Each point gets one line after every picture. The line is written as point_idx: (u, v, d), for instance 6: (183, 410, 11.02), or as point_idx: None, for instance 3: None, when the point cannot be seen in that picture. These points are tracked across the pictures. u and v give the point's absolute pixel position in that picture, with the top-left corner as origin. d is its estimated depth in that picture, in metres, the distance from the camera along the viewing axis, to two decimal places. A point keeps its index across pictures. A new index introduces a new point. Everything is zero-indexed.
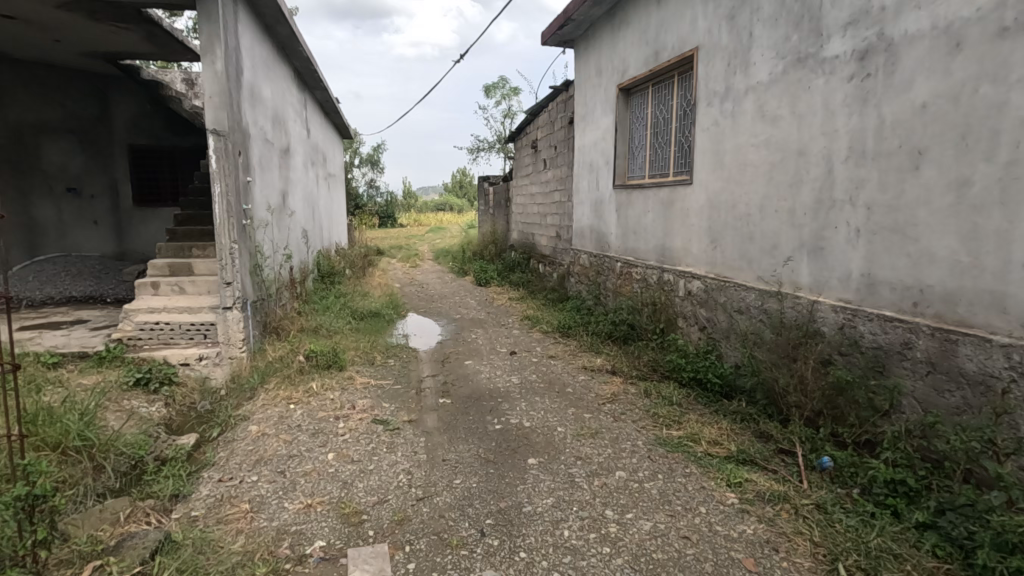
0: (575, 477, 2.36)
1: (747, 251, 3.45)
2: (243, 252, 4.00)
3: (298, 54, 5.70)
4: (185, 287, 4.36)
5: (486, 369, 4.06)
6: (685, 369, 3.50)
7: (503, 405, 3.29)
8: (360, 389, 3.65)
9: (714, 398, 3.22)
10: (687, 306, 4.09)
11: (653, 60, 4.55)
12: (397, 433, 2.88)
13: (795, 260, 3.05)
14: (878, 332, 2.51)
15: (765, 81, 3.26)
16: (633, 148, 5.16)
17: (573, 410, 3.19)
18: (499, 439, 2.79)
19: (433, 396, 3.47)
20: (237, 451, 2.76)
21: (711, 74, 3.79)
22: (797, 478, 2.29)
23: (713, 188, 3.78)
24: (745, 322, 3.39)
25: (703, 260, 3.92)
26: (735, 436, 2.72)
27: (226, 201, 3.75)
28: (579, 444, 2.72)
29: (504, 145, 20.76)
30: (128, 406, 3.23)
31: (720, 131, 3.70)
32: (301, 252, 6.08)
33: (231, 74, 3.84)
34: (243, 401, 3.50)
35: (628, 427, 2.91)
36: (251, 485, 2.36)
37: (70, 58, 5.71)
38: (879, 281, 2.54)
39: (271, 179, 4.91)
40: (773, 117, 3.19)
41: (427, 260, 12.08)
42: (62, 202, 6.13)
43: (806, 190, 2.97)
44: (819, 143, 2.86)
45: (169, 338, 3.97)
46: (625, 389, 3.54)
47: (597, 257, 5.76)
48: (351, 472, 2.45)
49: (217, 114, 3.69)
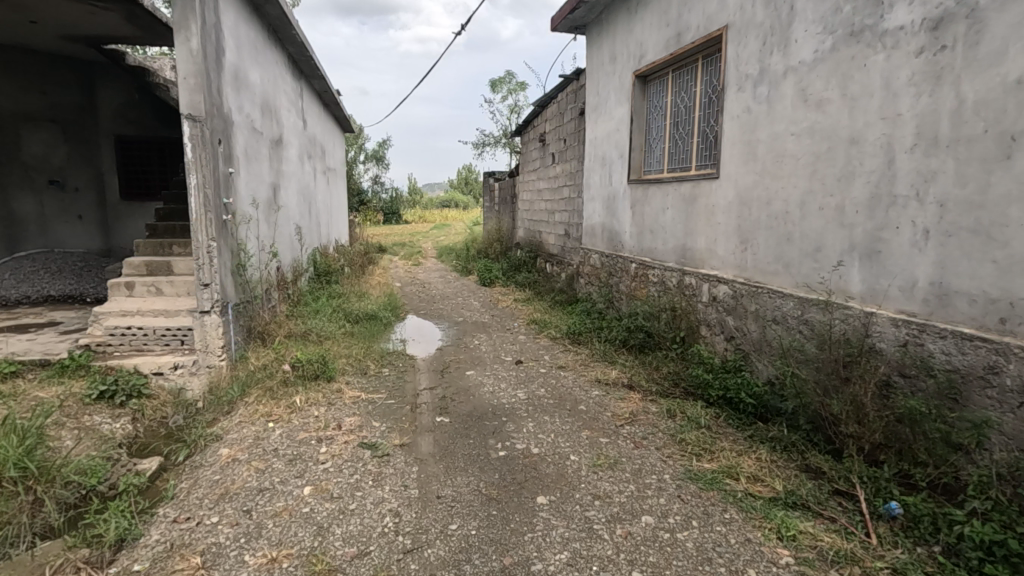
0: (593, 524, 1.99)
1: (784, 253, 3.06)
2: (222, 250, 3.63)
3: (292, 39, 5.32)
4: (162, 288, 4.01)
5: (488, 382, 3.68)
6: (712, 387, 3.13)
7: (509, 427, 2.90)
8: (349, 405, 3.27)
9: (748, 421, 2.83)
10: (712, 313, 3.71)
11: (675, 43, 4.15)
12: (387, 462, 2.50)
13: (844, 265, 2.65)
14: (953, 352, 2.12)
15: (808, 60, 2.86)
16: (650, 141, 4.77)
17: (587, 433, 2.81)
18: (504, 471, 2.42)
19: (430, 415, 3.09)
20: (199, 482, 2.39)
21: (742, 55, 3.39)
22: (862, 528, 1.91)
23: (744, 183, 3.39)
24: (782, 334, 3.00)
25: (731, 263, 3.54)
26: (780, 471, 2.32)
27: (202, 193, 3.39)
28: (597, 478, 2.33)
29: (510, 140, 20.35)
30: (88, 423, 2.89)
31: (753, 118, 3.30)
32: (294, 249, 5.73)
33: (209, 53, 3.46)
34: (219, 418, 3.16)
35: (651, 457, 2.52)
36: (208, 531, 1.99)
37: (49, 41, 5.34)
38: (955, 291, 2.15)
39: (260, 171, 4.56)
40: (818, 102, 2.79)
41: (430, 258, 11.67)
42: (44, 196, 5.84)
43: (858, 184, 2.57)
44: (876, 130, 2.47)
45: (142, 345, 3.65)
46: (645, 407, 3.16)
47: (609, 257, 5.37)
48: (328, 513, 2.08)
49: (192, 98, 3.32)
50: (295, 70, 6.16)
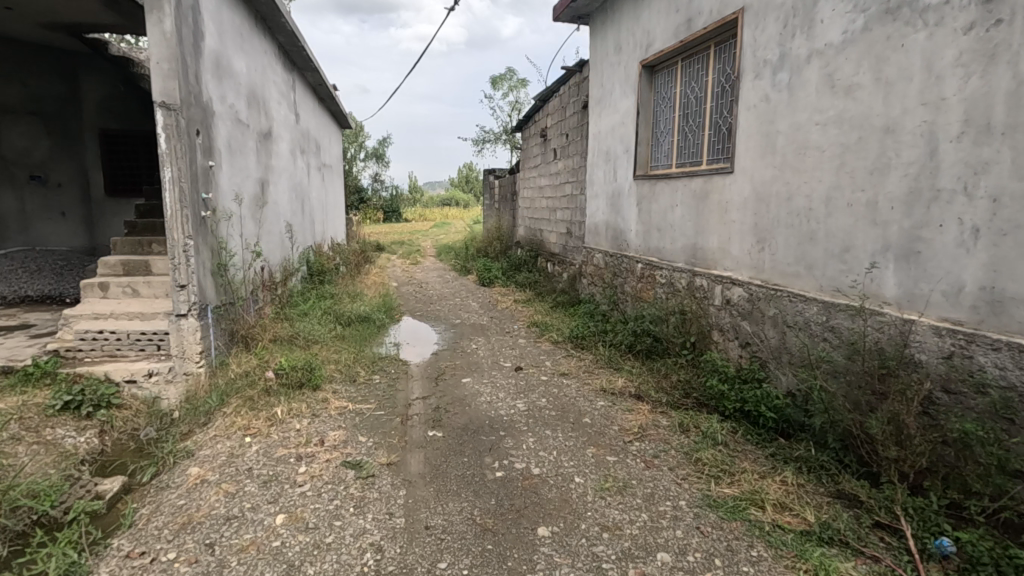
0: (601, 562, 1.76)
1: (807, 254, 2.81)
2: (201, 248, 3.38)
3: (281, 27, 5.07)
4: (139, 289, 3.77)
5: (486, 392, 3.43)
6: (728, 398, 2.89)
7: (507, 443, 2.66)
8: (334, 417, 3.03)
9: (769, 438, 2.59)
10: (725, 318, 3.47)
11: (685, 29, 3.90)
12: (371, 485, 2.25)
13: (878, 267, 2.39)
14: (1008, 367, 1.88)
15: (836, 42, 2.61)
16: (658, 134, 4.52)
17: (592, 451, 2.57)
18: (501, 495, 2.17)
19: (421, 429, 2.85)
20: (161, 508, 2.14)
21: (760, 40, 3.14)
22: (913, 570, 1.67)
23: (762, 177, 3.14)
24: (804, 342, 2.76)
25: (746, 263, 3.29)
26: (810, 498, 2.07)
27: (178, 187, 3.14)
28: (604, 505, 2.09)
29: (512, 136, 20.12)
30: (50, 437, 2.64)
31: (772, 108, 3.05)
32: (284, 248, 5.49)
33: (185, 36, 3.21)
34: (194, 430, 2.92)
35: (664, 479, 2.28)
36: (162, 570, 1.74)
37: (28, 29, 5.07)
38: (1010, 298, 1.90)
39: (245, 164, 4.31)
40: (847, 88, 2.54)
41: (429, 257, 11.40)
42: (24, 192, 5.58)
43: (894, 178, 2.32)
44: (916, 117, 2.22)
45: (116, 350, 3.41)
46: (655, 420, 2.91)
47: (613, 256, 5.13)
48: (300, 548, 1.84)
49: (166, 84, 3.07)
50: (286, 61, 5.90)
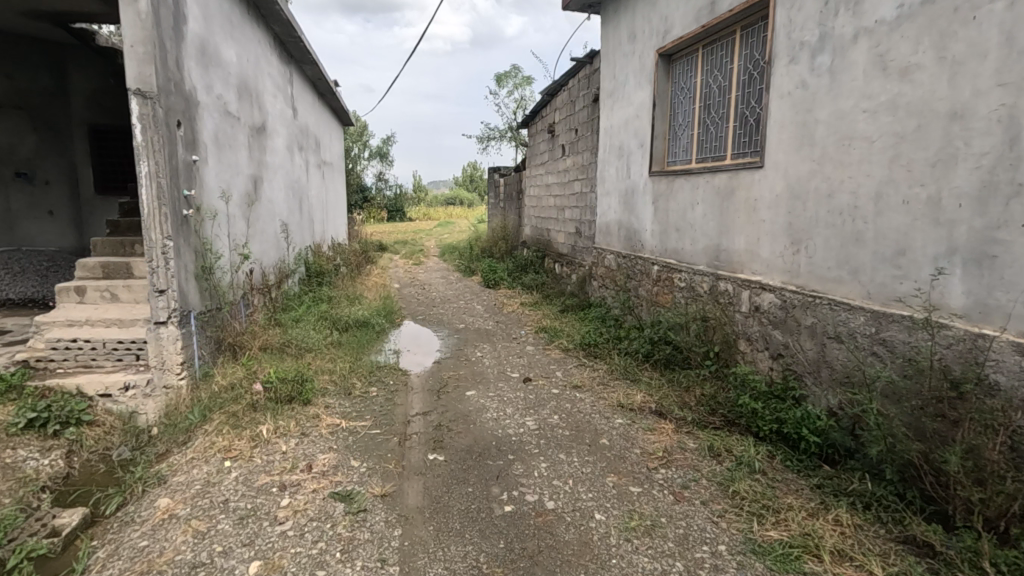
0: None
1: (852, 257, 2.50)
2: (182, 249, 3.11)
3: (276, 15, 4.79)
4: (118, 294, 3.51)
5: (492, 407, 3.14)
6: (762, 419, 2.60)
7: (516, 469, 2.37)
8: (325, 437, 2.74)
9: (813, 466, 2.29)
10: (754, 326, 3.18)
11: (708, 13, 3.58)
12: (361, 524, 1.96)
13: (942, 274, 2.08)
14: None
15: (888, 19, 2.30)
16: (676, 127, 4.22)
17: (613, 479, 2.28)
18: (512, 537, 1.88)
19: (420, 452, 2.55)
20: (120, 551, 1.86)
21: (796, 20, 2.83)
22: None
23: (797, 173, 2.84)
24: (851, 357, 2.46)
25: (778, 267, 2.99)
26: (871, 544, 1.79)
27: (156, 183, 2.86)
28: (632, 550, 1.80)
29: (517, 134, 19.83)
30: (9, 460, 2.35)
31: (810, 94, 2.74)
32: (279, 249, 5.22)
33: (163, 16, 2.93)
34: (171, 450, 2.64)
35: (698, 517, 1.99)
36: None
37: (12, 19, 4.79)
38: None
39: (234, 159, 4.03)
40: (903, 69, 2.24)
41: (432, 257, 11.10)
42: (9, 189, 5.32)
43: (961, 171, 2.02)
44: (990, 100, 1.93)
45: (91, 361, 3.14)
46: (680, 443, 2.62)
47: (627, 257, 4.83)
48: None
49: (141, 70, 2.79)
50: (281, 52, 5.61)
